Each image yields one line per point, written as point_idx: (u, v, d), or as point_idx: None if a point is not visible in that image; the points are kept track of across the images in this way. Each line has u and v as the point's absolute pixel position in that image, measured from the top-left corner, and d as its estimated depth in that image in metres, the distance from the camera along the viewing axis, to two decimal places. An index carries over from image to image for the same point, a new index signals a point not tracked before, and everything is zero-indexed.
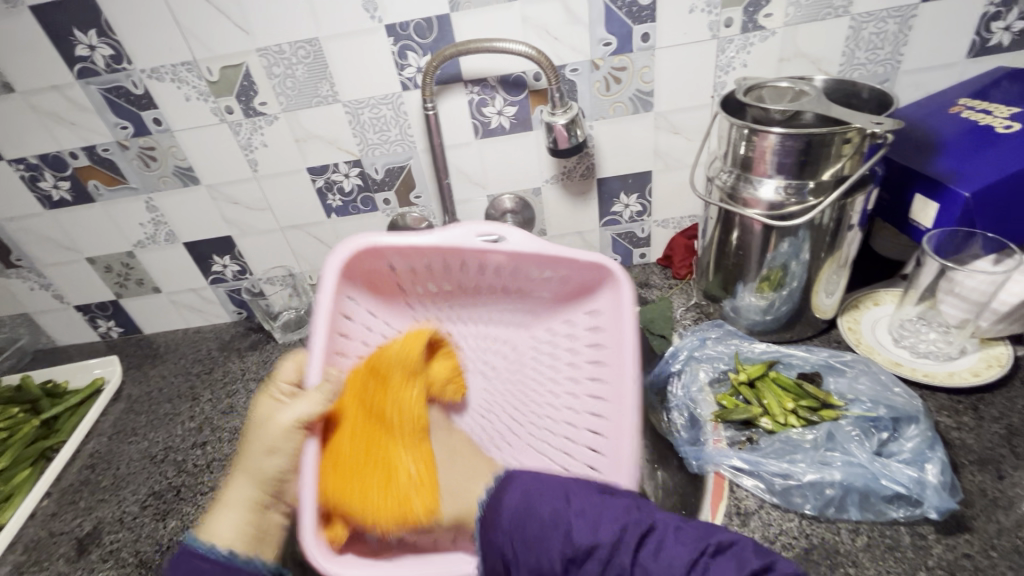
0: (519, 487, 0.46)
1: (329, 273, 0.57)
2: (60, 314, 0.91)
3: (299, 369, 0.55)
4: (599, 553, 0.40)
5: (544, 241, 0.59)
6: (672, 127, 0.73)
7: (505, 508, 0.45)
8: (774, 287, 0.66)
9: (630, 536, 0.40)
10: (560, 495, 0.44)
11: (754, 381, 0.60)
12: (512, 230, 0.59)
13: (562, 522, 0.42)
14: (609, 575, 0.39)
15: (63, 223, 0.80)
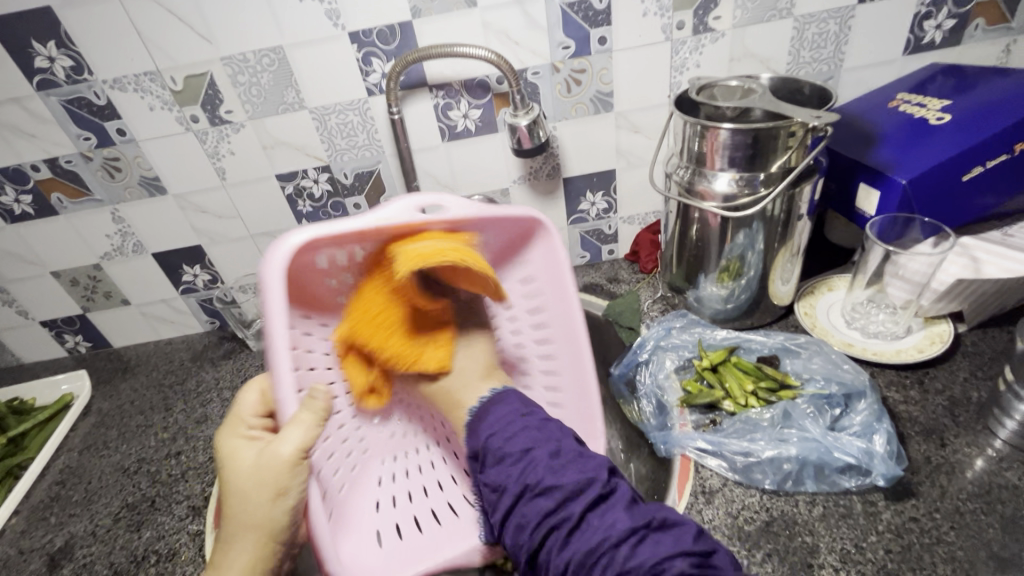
0: (506, 413, 0.48)
1: (276, 285, 0.43)
2: (25, 331, 0.89)
3: (265, 398, 0.50)
4: (557, 493, 0.41)
5: (486, 206, 0.51)
6: (632, 126, 0.76)
7: (492, 420, 0.47)
8: (733, 277, 0.69)
9: (591, 489, 0.41)
10: (538, 435, 0.45)
11: (717, 366, 0.63)
12: (450, 197, 0.51)
13: (529, 467, 0.43)
14: (551, 517, 0.41)
15: (25, 237, 0.79)
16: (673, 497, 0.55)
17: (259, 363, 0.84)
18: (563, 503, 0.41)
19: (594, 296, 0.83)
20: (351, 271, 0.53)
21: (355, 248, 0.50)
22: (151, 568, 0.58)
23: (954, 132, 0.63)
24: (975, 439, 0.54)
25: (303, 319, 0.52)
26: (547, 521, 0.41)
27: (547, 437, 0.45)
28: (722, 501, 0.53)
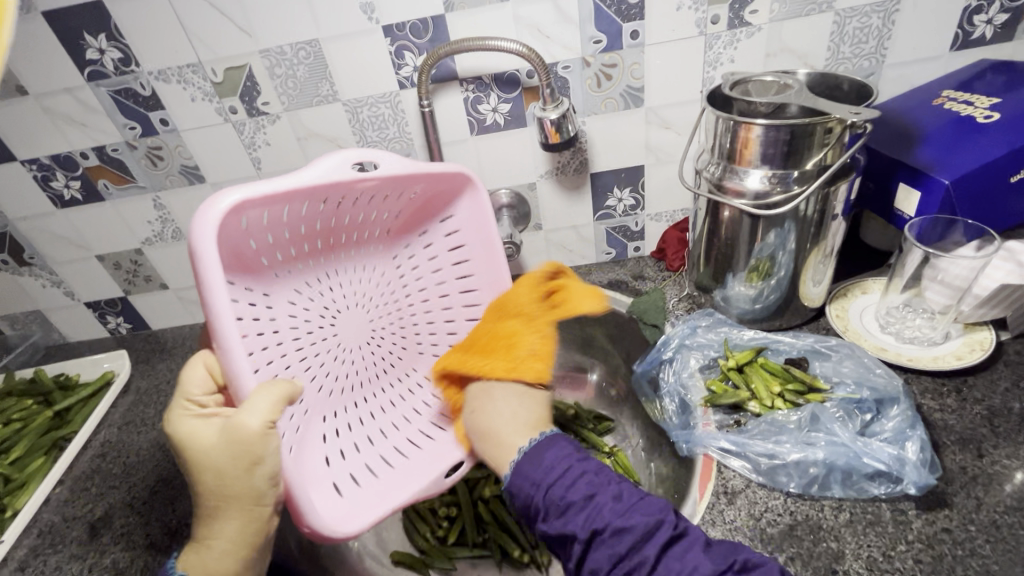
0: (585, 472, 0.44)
1: (209, 251, 0.41)
2: (70, 310, 0.94)
3: (215, 372, 0.48)
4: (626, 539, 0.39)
5: (416, 161, 0.53)
6: (663, 122, 0.75)
7: (545, 466, 0.44)
8: (762, 277, 0.67)
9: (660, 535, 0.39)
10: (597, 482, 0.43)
11: (743, 367, 0.63)
12: (385, 155, 0.52)
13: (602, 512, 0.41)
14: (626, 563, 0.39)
15: (74, 221, 0.83)
16: (694, 496, 0.54)
17: None
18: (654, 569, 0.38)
19: (618, 293, 0.83)
20: (289, 250, 0.52)
21: (282, 210, 0.47)
22: (183, 540, 0.60)
23: (1004, 131, 0.60)
24: (1016, 451, 0.51)
25: (240, 289, 0.47)
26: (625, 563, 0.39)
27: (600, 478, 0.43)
28: (745, 503, 0.52)
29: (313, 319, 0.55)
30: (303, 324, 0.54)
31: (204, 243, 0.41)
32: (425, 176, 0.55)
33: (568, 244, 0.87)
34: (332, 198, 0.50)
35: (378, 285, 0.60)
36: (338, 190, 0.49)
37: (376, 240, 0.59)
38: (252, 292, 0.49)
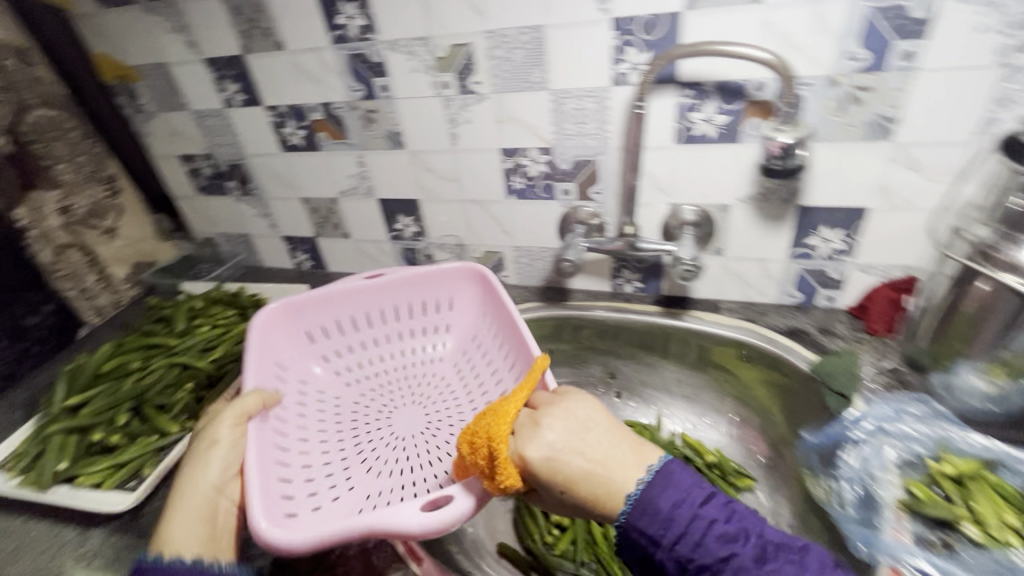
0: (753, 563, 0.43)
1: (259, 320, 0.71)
2: (270, 240, 1.07)
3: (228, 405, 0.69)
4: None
5: (415, 270, 0.79)
6: (910, 162, 0.63)
7: (659, 517, 0.41)
8: (1012, 375, 0.54)
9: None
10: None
11: (963, 478, 0.51)
12: (392, 271, 0.80)
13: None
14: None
15: (292, 165, 0.93)
16: None
17: None
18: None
19: (798, 344, 0.73)
20: (323, 332, 0.78)
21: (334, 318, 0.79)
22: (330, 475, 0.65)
23: None
24: None
25: (280, 364, 0.73)
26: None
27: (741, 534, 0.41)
28: None
29: (346, 404, 0.75)
30: (343, 408, 0.74)
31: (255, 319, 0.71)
32: (411, 285, 0.79)
33: (747, 277, 0.79)
34: (366, 310, 0.79)
35: (412, 378, 0.78)
36: (364, 297, 0.78)
37: (433, 332, 0.82)
38: (324, 390, 0.76)
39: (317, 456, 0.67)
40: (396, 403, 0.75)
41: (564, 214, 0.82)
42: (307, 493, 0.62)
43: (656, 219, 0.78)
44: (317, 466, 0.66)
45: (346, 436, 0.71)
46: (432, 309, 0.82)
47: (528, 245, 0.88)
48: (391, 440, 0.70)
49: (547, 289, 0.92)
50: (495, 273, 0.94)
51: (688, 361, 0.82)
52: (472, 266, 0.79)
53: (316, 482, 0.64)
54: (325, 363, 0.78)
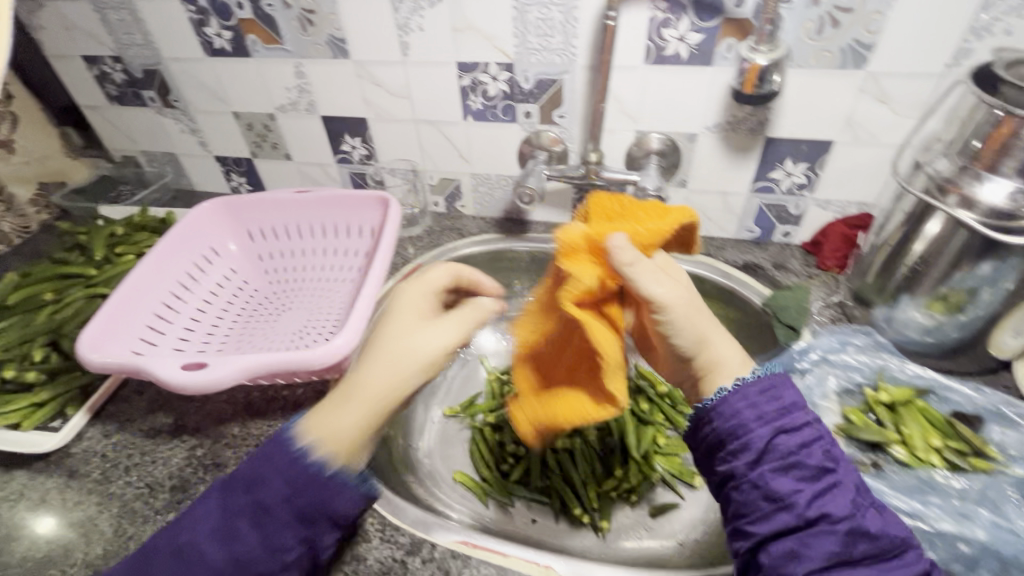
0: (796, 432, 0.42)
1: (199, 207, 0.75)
2: (201, 160, 0.97)
3: None
4: (859, 541, 0.38)
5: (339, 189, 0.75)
6: (880, 94, 0.61)
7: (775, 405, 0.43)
8: (949, 309, 0.56)
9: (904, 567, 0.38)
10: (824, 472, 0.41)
11: (896, 405, 0.54)
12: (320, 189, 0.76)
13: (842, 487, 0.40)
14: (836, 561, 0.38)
15: (218, 73, 0.82)
16: None
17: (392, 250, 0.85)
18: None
19: (753, 279, 0.74)
20: (259, 240, 0.79)
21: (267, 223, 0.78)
22: (278, 411, 0.62)
23: None
24: None
25: (213, 250, 0.76)
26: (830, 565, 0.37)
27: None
28: None
29: (258, 302, 0.75)
30: (252, 304, 0.75)
31: (198, 206, 0.75)
32: (329, 205, 0.76)
33: (709, 211, 0.78)
34: (295, 223, 0.78)
35: (316, 296, 0.75)
36: (291, 208, 0.77)
37: (349, 258, 0.77)
38: (249, 283, 0.77)
39: (204, 328, 0.70)
40: (294, 308, 0.74)
41: (525, 138, 0.77)
42: (175, 347, 0.65)
43: (621, 147, 0.74)
44: (199, 336, 0.68)
45: (237, 329, 0.71)
46: (350, 235, 0.76)
47: (487, 173, 0.83)
48: (272, 334, 0.70)
49: (506, 220, 0.88)
50: (451, 203, 0.89)
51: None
52: (381, 195, 0.73)
53: (187, 344, 0.66)
54: (257, 262, 0.79)
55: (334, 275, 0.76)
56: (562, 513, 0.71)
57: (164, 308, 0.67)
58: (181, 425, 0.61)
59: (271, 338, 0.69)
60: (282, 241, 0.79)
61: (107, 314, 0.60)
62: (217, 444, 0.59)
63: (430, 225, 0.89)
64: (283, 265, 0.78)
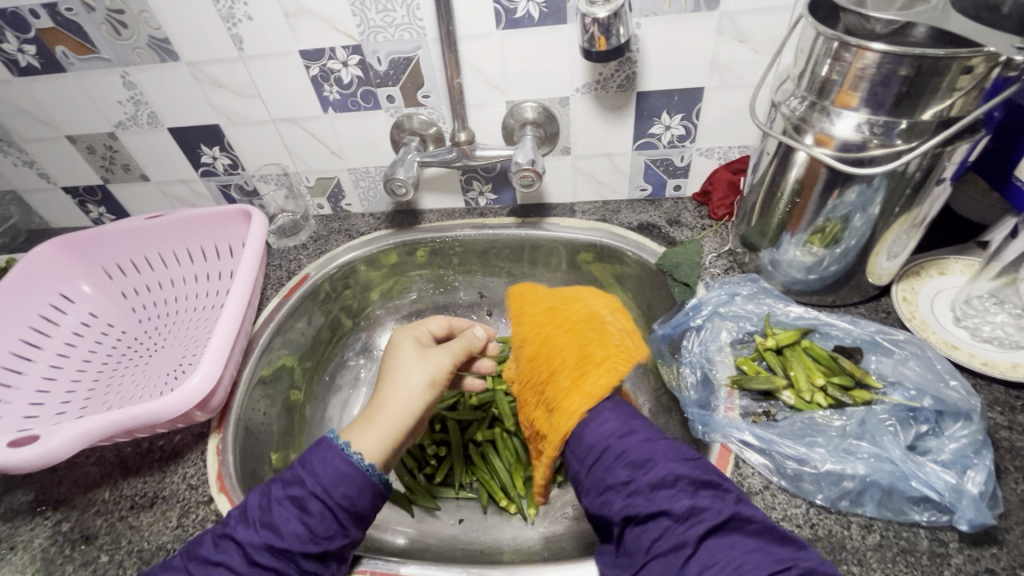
0: (604, 430, 0.46)
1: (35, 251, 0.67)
2: (47, 194, 0.86)
3: None
4: (663, 521, 0.40)
5: (193, 207, 0.68)
6: (738, 34, 0.59)
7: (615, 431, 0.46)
8: (827, 242, 0.56)
9: (706, 516, 0.39)
10: (640, 459, 0.44)
11: (783, 349, 0.54)
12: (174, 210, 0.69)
13: (637, 485, 0.42)
14: (658, 546, 0.39)
15: (34, 94, 0.72)
16: None
17: (277, 263, 0.78)
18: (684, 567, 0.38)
19: (648, 239, 0.72)
20: (118, 276, 0.71)
21: (122, 256, 0.70)
22: (154, 464, 0.56)
23: None
24: None
25: (64, 297, 0.68)
26: (651, 553, 0.40)
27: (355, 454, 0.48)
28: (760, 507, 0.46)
29: (126, 345, 0.68)
30: (120, 348, 0.68)
31: (33, 251, 0.67)
32: (190, 226, 0.69)
33: (598, 174, 0.75)
34: (155, 252, 0.70)
35: (191, 328, 0.68)
36: (145, 236, 0.69)
37: (221, 280, 0.70)
38: (114, 326, 0.70)
39: (62, 385, 0.62)
40: (168, 344, 0.67)
41: (394, 125, 0.71)
42: (24, 415, 0.58)
43: (495, 121, 0.70)
44: (56, 396, 0.61)
45: (104, 379, 0.65)
46: (220, 256, 0.70)
47: (365, 166, 0.77)
48: (142, 380, 0.64)
49: (397, 213, 0.83)
50: (335, 202, 0.83)
51: (562, 269, 0.80)
52: (243, 208, 0.67)
53: (40, 408, 0.59)
54: (122, 301, 0.71)
55: (208, 302, 0.69)
56: (489, 505, 0.70)
57: (4, 373, 0.60)
58: (42, 500, 0.55)
59: (143, 384, 0.63)
60: (145, 273, 0.71)
61: None
62: (85, 514, 0.53)
63: (317, 230, 0.82)
64: (151, 300, 0.71)
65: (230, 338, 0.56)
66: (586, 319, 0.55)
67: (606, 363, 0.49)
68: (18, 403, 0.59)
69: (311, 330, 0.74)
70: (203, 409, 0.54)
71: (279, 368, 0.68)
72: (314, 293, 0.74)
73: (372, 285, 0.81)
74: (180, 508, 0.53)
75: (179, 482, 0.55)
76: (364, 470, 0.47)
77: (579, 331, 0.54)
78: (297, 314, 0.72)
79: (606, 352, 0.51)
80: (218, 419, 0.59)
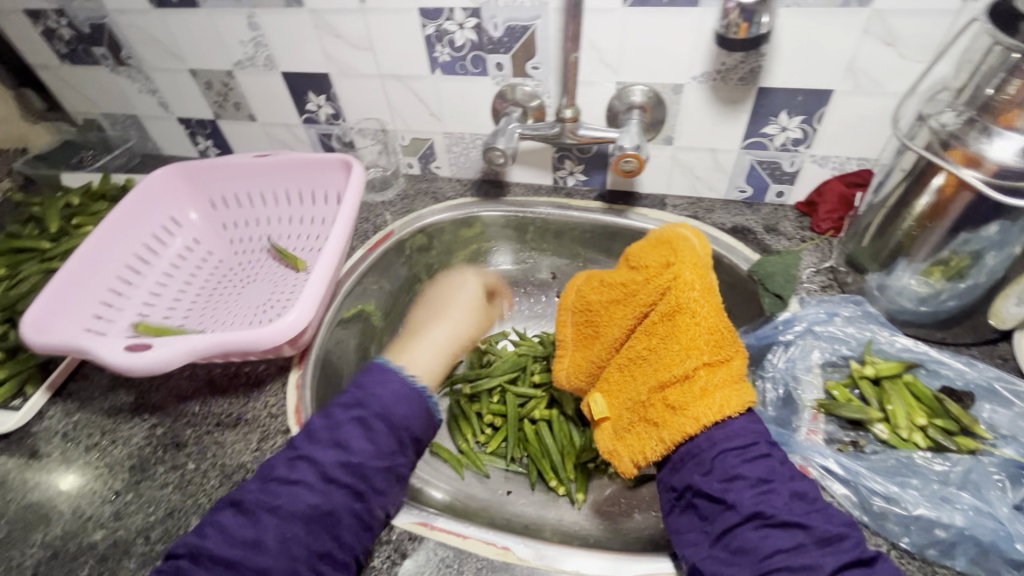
0: (752, 427, 0.47)
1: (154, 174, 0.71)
2: (163, 122, 0.92)
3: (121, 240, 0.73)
4: (799, 534, 0.39)
5: (298, 151, 0.70)
6: (886, 36, 0.55)
7: (729, 432, 0.46)
8: (948, 276, 0.52)
9: (843, 548, 0.39)
10: (783, 471, 0.44)
11: (881, 380, 0.51)
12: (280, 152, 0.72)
13: (775, 487, 0.42)
14: (781, 558, 0.39)
15: (168, 26, 0.76)
16: None
17: (364, 216, 0.80)
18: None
19: (741, 243, 0.69)
20: (221, 208, 0.75)
21: (227, 190, 0.74)
22: (240, 387, 0.60)
23: None
24: None
25: (173, 221, 0.73)
26: (774, 563, 0.39)
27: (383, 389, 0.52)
28: None
29: (222, 274, 0.73)
30: (217, 276, 0.72)
31: (152, 173, 0.71)
32: (291, 168, 0.71)
33: (697, 169, 0.72)
34: (257, 190, 0.74)
35: (282, 266, 0.71)
36: (250, 174, 0.73)
37: (315, 225, 0.72)
38: (212, 254, 0.74)
39: (166, 302, 0.67)
40: (260, 278, 0.71)
41: (497, 93, 0.71)
42: (132, 323, 0.63)
43: (601, 101, 0.68)
44: (159, 312, 0.66)
45: (201, 302, 0.69)
46: (316, 202, 0.72)
47: (461, 132, 0.78)
48: (235, 309, 0.68)
49: (484, 181, 0.83)
50: (425, 164, 0.84)
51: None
52: (345, 157, 0.68)
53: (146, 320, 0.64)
54: (221, 231, 0.75)
55: (299, 245, 0.73)
56: (537, 482, 0.70)
57: (119, 282, 0.65)
58: (142, 403, 0.59)
59: (235, 312, 0.67)
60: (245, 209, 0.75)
61: (55, 291, 0.58)
62: (177, 423, 0.57)
63: (404, 188, 0.84)
64: (247, 234, 0.75)
65: (324, 281, 0.58)
66: (712, 340, 0.50)
67: (725, 399, 0.47)
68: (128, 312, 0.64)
69: (389, 286, 0.76)
70: (291, 345, 0.57)
71: (355, 319, 0.71)
72: (396, 248, 0.76)
73: (449, 250, 0.82)
74: (259, 432, 0.56)
75: (260, 408, 0.58)
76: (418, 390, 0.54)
77: (698, 351, 0.50)
78: (378, 267, 0.74)
79: (713, 396, 0.48)
80: (300, 356, 0.62)
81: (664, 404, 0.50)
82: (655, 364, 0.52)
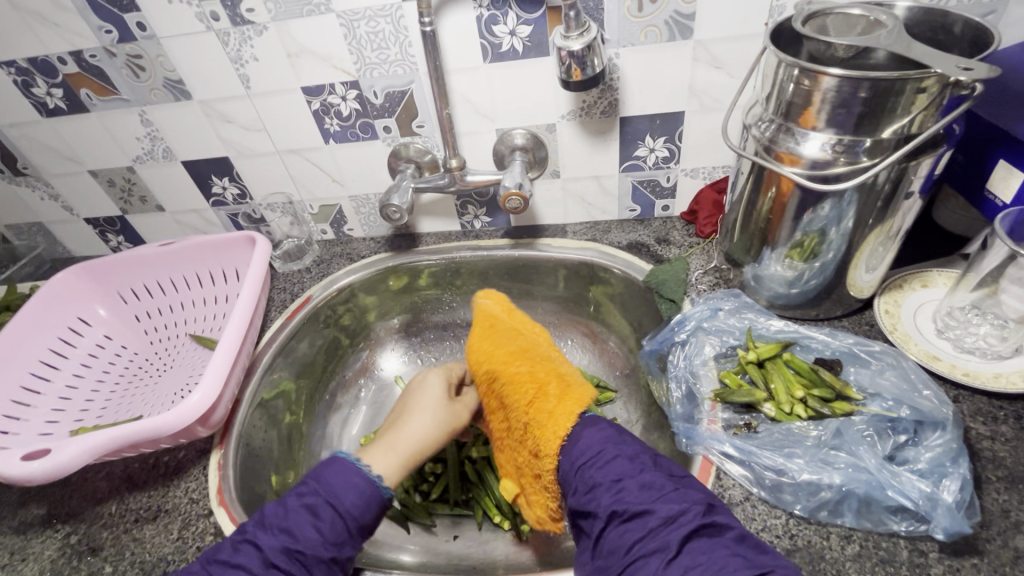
0: (602, 436, 0.49)
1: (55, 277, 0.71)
2: (70, 225, 0.92)
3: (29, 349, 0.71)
4: (648, 521, 0.41)
5: (202, 234, 0.72)
6: (713, 60, 0.62)
7: (586, 450, 0.49)
8: (805, 256, 0.57)
9: (686, 521, 0.39)
10: (632, 465, 0.46)
11: (764, 362, 0.55)
12: (184, 236, 0.73)
13: (625, 483, 0.44)
14: (639, 547, 0.40)
15: (61, 133, 0.77)
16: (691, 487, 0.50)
17: (282, 286, 0.82)
18: (669, 564, 0.38)
19: (637, 257, 0.74)
20: (132, 301, 0.75)
21: (135, 281, 0.74)
22: (159, 479, 0.59)
23: None
24: None
25: (79, 322, 0.72)
26: (634, 553, 0.39)
27: (318, 489, 0.47)
28: (740, 517, 0.46)
29: (137, 366, 0.72)
30: (132, 369, 0.71)
31: (54, 276, 0.71)
32: (198, 251, 0.73)
33: (587, 196, 0.78)
34: (165, 277, 0.74)
35: (198, 348, 0.71)
36: (157, 262, 0.73)
37: (228, 302, 0.73)
38: (126, 348, 0.73)
39: (76, 403, 0.66)
40: (176, 364, 0.71)
41: (391, 153, 0.75)
42: (40, 431, 0.61)
43: (486, 147, 0.73)
44: (70, 414, 0.65)
45: (116, 397, 0.68)
46: (227, 280, 0.74)
47: (365, 193, 0.81)
48: (151, 399, 0.67)
49: (396, 236, 0.86)
50: (338, 228, 0.87)
51: (553, 287, 0.82)
52: (248, 234, 0.70)
53: (55, 425, 0.63)
54: (134, 323, 0.75)
55: (215, 324, 0.73)
56: (484, 521, 0.70)
57: (22, 393, 0.63)
58: (54, 514, 0.57)
59: (151, 402, 0.66)
60: (157, 297, 0.75)
61: None
62: (93, 527, 0.55)
63: (320, 254, 0.86)
64: (161, 322, 0.75)
65: (232, 356, 0.59)
66: (529, 379, 0.56)
67: (556, 423, 0.52)
68: (34, 421, 0.62)
69: (313, 350, 0.77)
70: (204, 425, 0.57)
71: (280, 389, 0.71)
72: (315, 314, 0.78)
73: (371, 307, 0.84)
74: (180, 520, 0.55)
75: (181, 496, 0.57)
76: (373, 483, 0.48)
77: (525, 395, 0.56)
78: (299, 334, 0.75)
79: (553, 416, 0.52)
80: (220, 436, 0.61)
81: (525, 452, 0.55)
82: (508, 425, 0.57)
